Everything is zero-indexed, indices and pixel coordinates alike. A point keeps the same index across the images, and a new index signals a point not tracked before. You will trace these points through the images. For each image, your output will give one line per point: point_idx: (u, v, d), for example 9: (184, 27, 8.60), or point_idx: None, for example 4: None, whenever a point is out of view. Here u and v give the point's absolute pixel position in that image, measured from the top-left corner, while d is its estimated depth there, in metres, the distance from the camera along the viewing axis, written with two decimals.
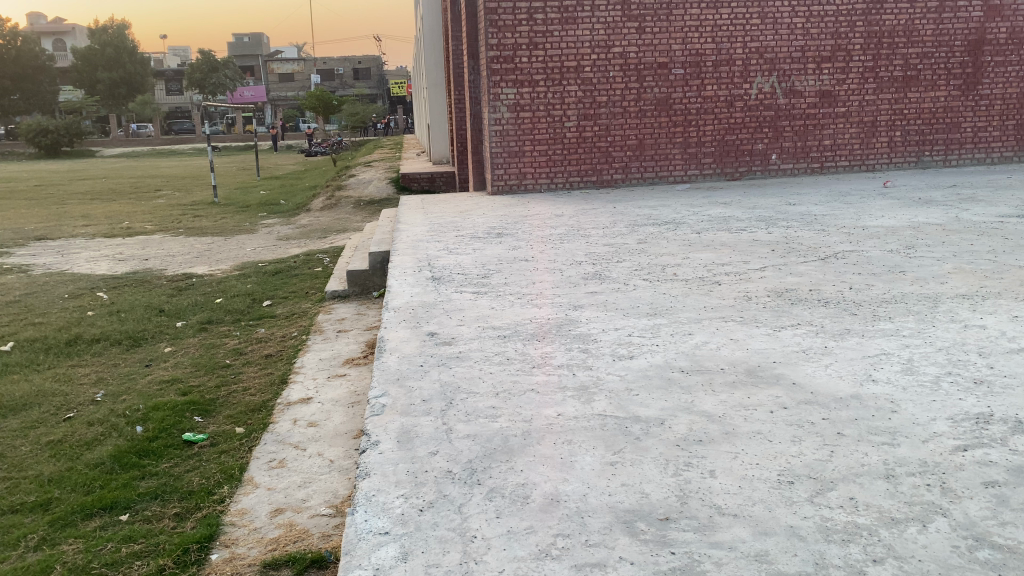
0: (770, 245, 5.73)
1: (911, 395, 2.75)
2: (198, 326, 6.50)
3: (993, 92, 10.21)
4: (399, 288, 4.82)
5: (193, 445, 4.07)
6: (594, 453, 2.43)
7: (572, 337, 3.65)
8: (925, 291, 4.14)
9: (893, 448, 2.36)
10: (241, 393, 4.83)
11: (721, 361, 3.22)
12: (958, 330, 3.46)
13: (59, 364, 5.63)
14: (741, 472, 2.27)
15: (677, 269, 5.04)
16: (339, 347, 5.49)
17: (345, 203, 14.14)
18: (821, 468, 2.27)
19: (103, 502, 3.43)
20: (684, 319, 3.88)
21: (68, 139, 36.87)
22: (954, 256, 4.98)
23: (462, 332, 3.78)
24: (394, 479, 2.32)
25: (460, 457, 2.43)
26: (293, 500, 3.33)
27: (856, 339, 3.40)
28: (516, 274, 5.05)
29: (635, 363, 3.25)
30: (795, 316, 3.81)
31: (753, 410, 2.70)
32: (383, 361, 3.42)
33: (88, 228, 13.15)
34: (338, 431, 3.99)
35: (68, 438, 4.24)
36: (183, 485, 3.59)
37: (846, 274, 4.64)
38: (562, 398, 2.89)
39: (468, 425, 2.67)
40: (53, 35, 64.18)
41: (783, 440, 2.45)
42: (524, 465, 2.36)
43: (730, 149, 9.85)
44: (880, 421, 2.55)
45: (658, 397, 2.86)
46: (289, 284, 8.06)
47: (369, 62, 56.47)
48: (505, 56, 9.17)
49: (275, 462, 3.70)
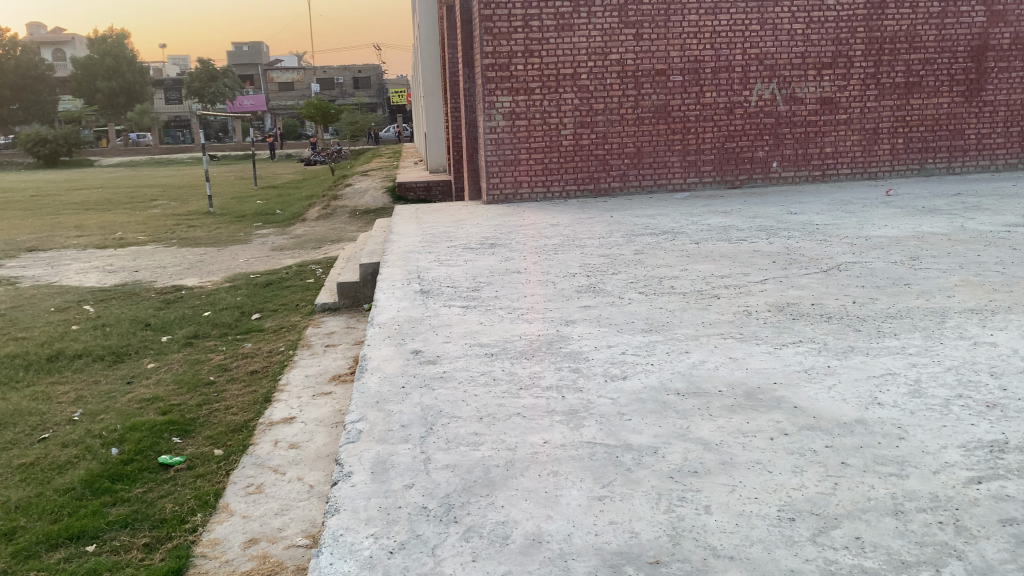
0: (771, 256, 5.57)
1: (919, 420, 2.58)
2: (184, 341, 6.35)
3: (997, 98, 10.07)
4: (387, 301, 4.67)
5: (169, 468, 3.90)
6: (581, 485, 2.26)
7: (563, 355, 3.49)
8: (931, 306, 3.98)
9: (901, 480, 2.19)
10: (223, 412, 4.67)
11: (719, 382, 3.06)
12: (968, 347, 3.30)
13: (39, 381, 5.47)
14: (739, 508, 2.10)
15: (675, 282, 4.88)
16: (327, 362, 5.33)
17: (341, 213, 14.01)
18: (824, 503, 2.10)
19: (70, 532, 3.25)
20: (681, 335, 3.71)
21: (67, 149, 36.78)
22: (960, 267, 4.83)
23: (449, 350, 3.63)
24: (364, 515, 2.16)
25: (436, 491, 2.26)
26: (269, 529, 3.16)
27: (861, 358, 3.24)
28: (508, 287, 4.89)
29: (627, 385, 3.08)
30: (796, 333, 3.65)
31: (752, 437, 2.54)
32: (363, 381, 3.26)
33: (80, 240, 12.97)
34: (319, 454, 3.83)
35: (39, 461, 4.07)
36: (156, 512, 3.42)
37: (849, 287, 4.48)
38: (549, 423, 2.73)
39: (447, 454, 2.51)
40: (53, 45, 64.36)
41: (783, 471, 2.29)
42: (505, 500, 2.19)
43: (730, 157, 9.71)
44: (887, 450, 2.38)
45: (651, 423, 2.69)
46: (280, 296, 7.91)
47: (369, 71, 56.58)
48: (500, 63, 9.04)
49: (253, 488, 3.53)
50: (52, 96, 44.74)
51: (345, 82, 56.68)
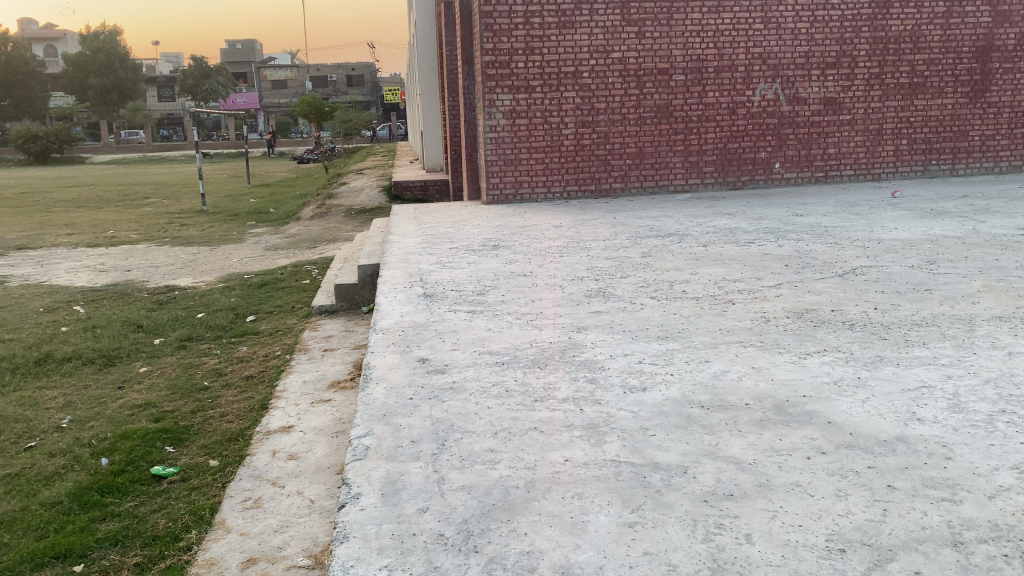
0: (783, 259, 5.41)
1: (964, 438, 2.43)
2: (176, 343, 6.15)
3: (1002, 99, 9.96)
4: (388, 305, 4.49)
5: (162, 479, 3.72)
6: (609, 510, 2.10)
7: (576, 364, 3.33)
8: (956, 312, 3.83)
9: (956, 507, 2.04)
10: (218, 420, 4.48)
11: (745, 395, 2.89)
12: (1002, 358, 3.15)
13: (27, 386, 5.27)
14: (782, 538, 1.93)
15: (686, 286, 4.72)
16: (325, 368, 5.15)
17: (336, 212, 13.83)
18: (875, 532, 1.94)
19: (56, 550, 3.06)
20: (699, 343, 3.55)
21: (58, 146, 36.30)
22: (981, 272, 4.69)
23: (456, 358, 3.46)
24: (376, 543, 1.99)
25: (453, 516, 2.10)
26: (269, 548, 2.98)
27: (892, 369, 3.08)
28: (514, 291, 4.72)
29: (648, 397, 2.91)
30: (820, 341, 3.49)
31: (786, 456, 2.38)
32: (367, 393, 3.08)
33: (70, 238, 12.73)
34: (320, 465, 3.65)
35: (25, 471, 3.89)
36: (148, 528, 3.24)
37: (867, 292, 4.33)
38: (568, 439, 2.56)
39: (462, 474, 2.34)
40: (44, 41, 63.88)
41: (825, 495, 2.13)
42: (529, 527, 2.03)
43: (732, 158, 9.56)
44: (934, 472, 2.23)
45: (678, 439, 2.53)
46: (275, 298, 7.71)
47: (364, 70, 56.40)
48: (501, 61, 8.88)
49: (250, 502, 3.36)
50: (42, 92, 44.20)
51: (339, 80, 56.53)
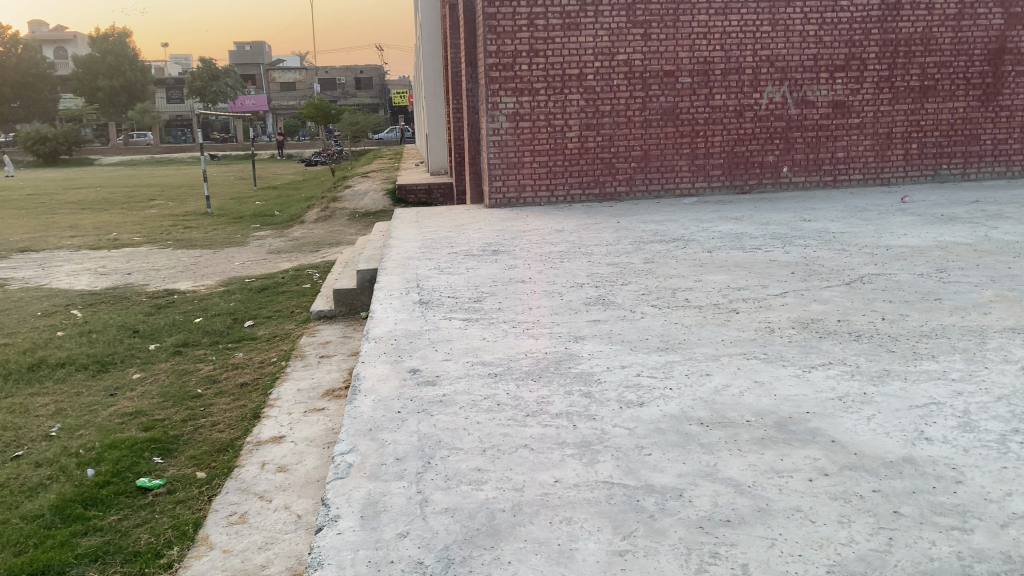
0: (789, 266, 5.28)
1: (975, 460, 2.30)
2: (172, 349, 6.08)
3: (1014, 103, 9.79)
4: (382, 313, 4.39)
5: (148, 491, 3.63)
6: (598, 537, 1.99)
7: (572, 376, 3.21)
8: (968, 324, 3.70)
9: (966, 536, 1.92)
10: (208, 429, 4.39)
11: (746, 411, 2.77)
12: (1015, 372, 3.02)
13: (18, 393, 5.20)
14: (780, 570, 1.82)
15: (689, 294, 4.60)
16: (319, 375, 5.05)
17: (340, 215, 13.76)
18: (878, 563, 1.83)
19: (34, 566, 2.97)
20: (700, 356, 3.43)
21: (67, 148, 36.61)
22: (993, 281, 4.55)
23: (448, 368, 3.36)
24: (351, 572, 1.89)
25: (433, 543, 1.99)
26: (251, 566, 2.88)
27: (900, 384, 2.96)
28: (512, 297, 4.62)
29: (644, 413, 2.79)
30: (825, 353, 3.37)
31: (788, 478, 2.26)
32: (355, 405, 2.98)
33: (73, 240, 12.72)
34: (310, 478, 3.55)
35: (9, 482, 3.81)
36: (130, 543, 3.15)
37: (875, 302, 4.21)
38: (559, 457, 2.45)
39: (447, 496, 2.23)
40: (55, 42, 64.41)
41: (827, 522, 2.01)
42: (513, 555, 1.92)
43: (739, 161, 9.44)
44: (943, 497, 2.11)
45: (674, 459, 2.42)
46: (274, 303, 7.63)
47: (372, 72, 56.49)
48: (504, 63, 8.78)
49: (236, 517, 3.25)
50: (52, 94, 44.44)
51: (347, 82, 56.63)
